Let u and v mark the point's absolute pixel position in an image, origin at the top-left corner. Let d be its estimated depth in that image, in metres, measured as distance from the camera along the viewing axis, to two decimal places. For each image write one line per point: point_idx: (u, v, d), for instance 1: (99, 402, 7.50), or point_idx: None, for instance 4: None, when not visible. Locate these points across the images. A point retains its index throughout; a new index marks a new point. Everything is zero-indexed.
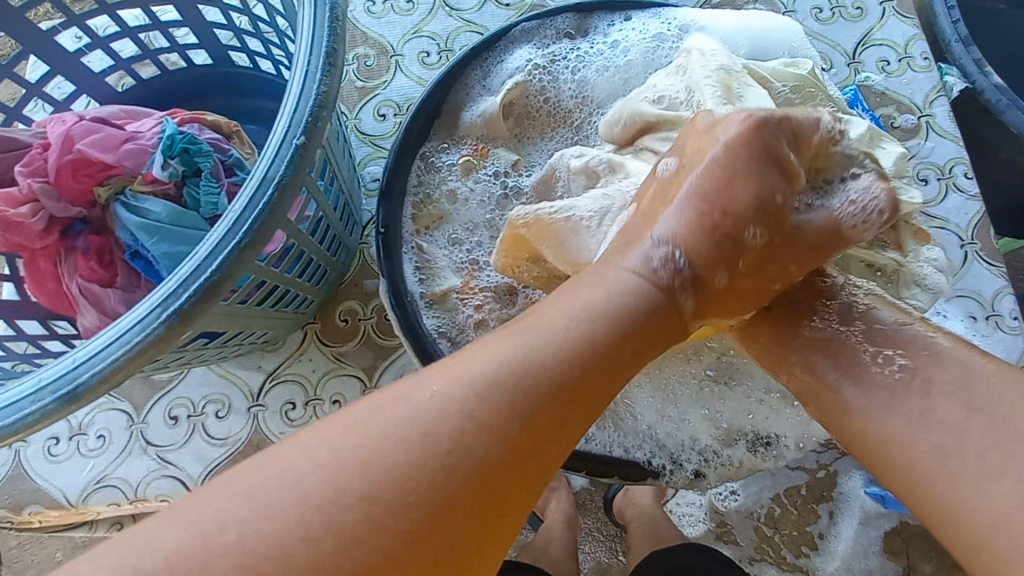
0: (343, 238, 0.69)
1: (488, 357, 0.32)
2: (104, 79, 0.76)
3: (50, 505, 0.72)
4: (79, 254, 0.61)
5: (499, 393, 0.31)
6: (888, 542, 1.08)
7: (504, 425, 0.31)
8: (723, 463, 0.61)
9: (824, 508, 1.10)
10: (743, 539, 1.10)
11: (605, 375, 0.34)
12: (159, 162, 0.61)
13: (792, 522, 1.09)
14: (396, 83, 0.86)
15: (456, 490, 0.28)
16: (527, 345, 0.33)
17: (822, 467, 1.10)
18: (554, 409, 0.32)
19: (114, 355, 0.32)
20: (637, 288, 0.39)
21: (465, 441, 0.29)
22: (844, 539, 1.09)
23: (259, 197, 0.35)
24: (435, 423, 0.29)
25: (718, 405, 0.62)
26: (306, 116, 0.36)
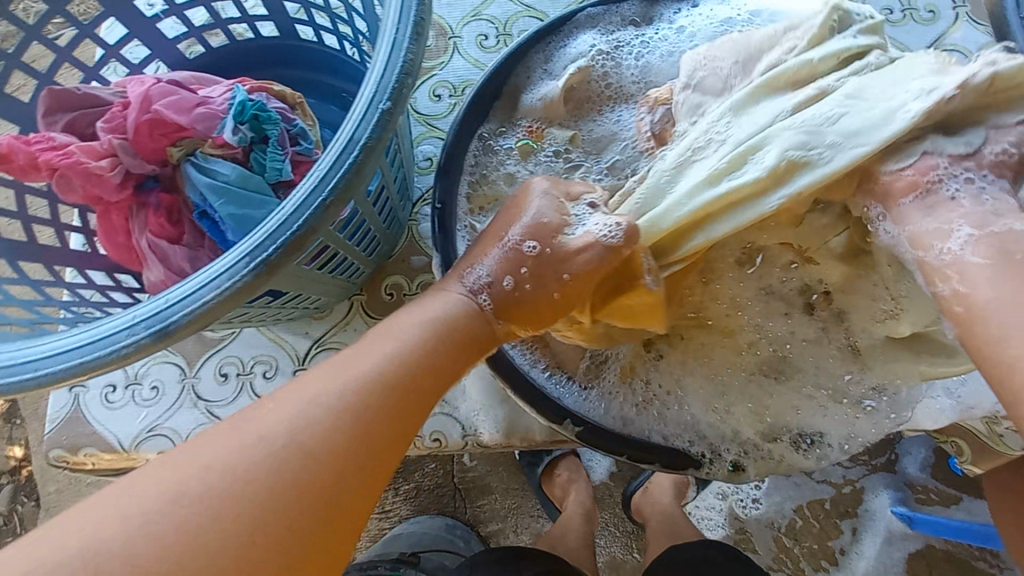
0: (397, 212, 0.70)
1: (299, 401, 0.38)
2: (177, 45, 0.79)
3: (104, 449, 0.75)
4: (151, 211, 0.64)
5: (341, 431, 0.38)
6: (912, 564, 1.06)
7: (361, 454, 0.38)
8: (764, 457, 0.61)
9: (847, 524, 1.08)
10: (763, 548, 1.09)
11: (403, 413, 0.41)
12: (230, 127, 0.63)
13: (814, 535, 1.08)
14: (453, 64, 0.87)
15: (295, 512, 0.34)
16: (333, 393, 0.39)
17: (848, 483, 1.08)
18: (370, 442, 0.39)
19: (205, 298, 0.34)
20: (461, 317, 0.49)
21: (320, 474, 0.36)
22: (867, 557, 1.07)
23: (345, 157, 0.36)
24: (293, 450, 0.36)
25: (765, 401, 0.61)
26: (393, 82, 0.38)
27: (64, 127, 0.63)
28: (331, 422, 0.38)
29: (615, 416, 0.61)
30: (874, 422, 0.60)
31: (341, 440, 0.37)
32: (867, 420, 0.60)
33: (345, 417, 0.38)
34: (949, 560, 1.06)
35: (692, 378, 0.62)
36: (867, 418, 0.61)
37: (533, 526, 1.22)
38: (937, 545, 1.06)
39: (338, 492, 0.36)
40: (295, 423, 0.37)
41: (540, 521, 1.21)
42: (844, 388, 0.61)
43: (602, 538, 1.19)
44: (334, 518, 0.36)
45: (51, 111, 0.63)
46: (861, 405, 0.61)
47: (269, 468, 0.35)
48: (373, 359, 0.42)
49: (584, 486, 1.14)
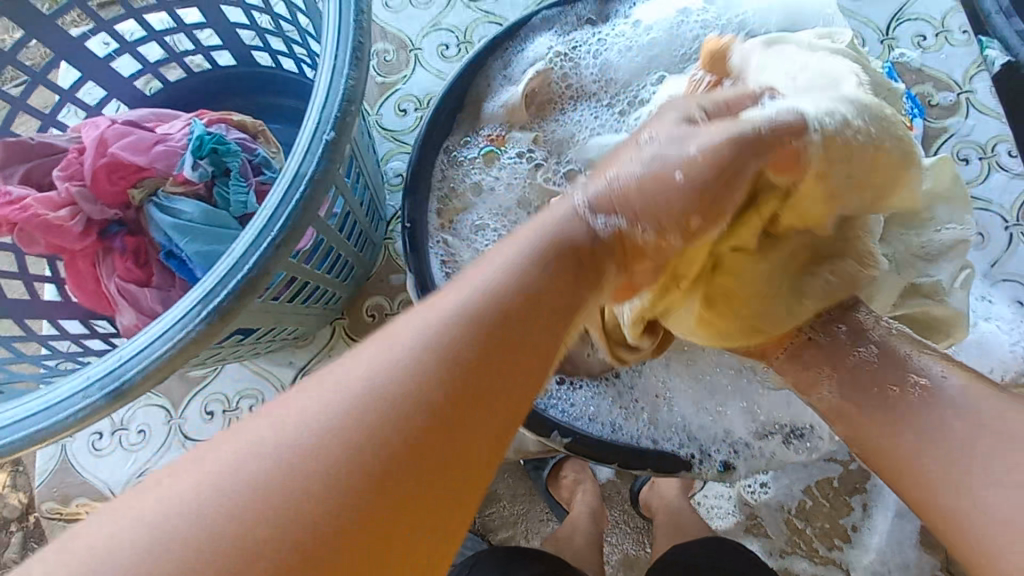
0: (369, 233, 0.69)
1: (401, 340, 0.28)
2: (133, 83, 0.78)
3: (96, 498, 0.74)
4: (117, 255, 0.63)
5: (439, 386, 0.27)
6: (925, 535, 1.05)
7: (444, 406, 0.26)
8: (755, 454, 0.60)
9: (857, 500, 1.07)
10: (774, 531, 1.08)
11: (508, 361, 0.29)
12: (190, 163, 0.62)
13: (824, 515, 1.07)
14: (417, 77, 0.86)
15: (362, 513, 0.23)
16: (433, 329, 0.28)
17: (854, 459, 1.08)
18: (463, 402, 0.27)
19: (158, 352, 0.33)
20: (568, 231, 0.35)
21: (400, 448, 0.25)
22: (879, 533, 1.06)
23: (292, 193, 0.35)
24: (367, 404, 0.25)
25: (754, 398, 0.61)
26: (335, 112, 0.37)
27: (21, 178, 0.62)
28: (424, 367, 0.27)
29: (603, 423, 0.60)
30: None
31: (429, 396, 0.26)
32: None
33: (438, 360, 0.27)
34: None
35: (680, 381, 0.62)
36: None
37: (543, 531, 1.21)
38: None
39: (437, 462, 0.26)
40: (362, 384, 0.26)
41: (550, 524, 1.20)
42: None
43: (614, 535, 1.18)
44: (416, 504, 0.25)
45: (6, 164, 0.62)
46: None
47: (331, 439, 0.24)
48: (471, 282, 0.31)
49: (589, 486, 1.13)
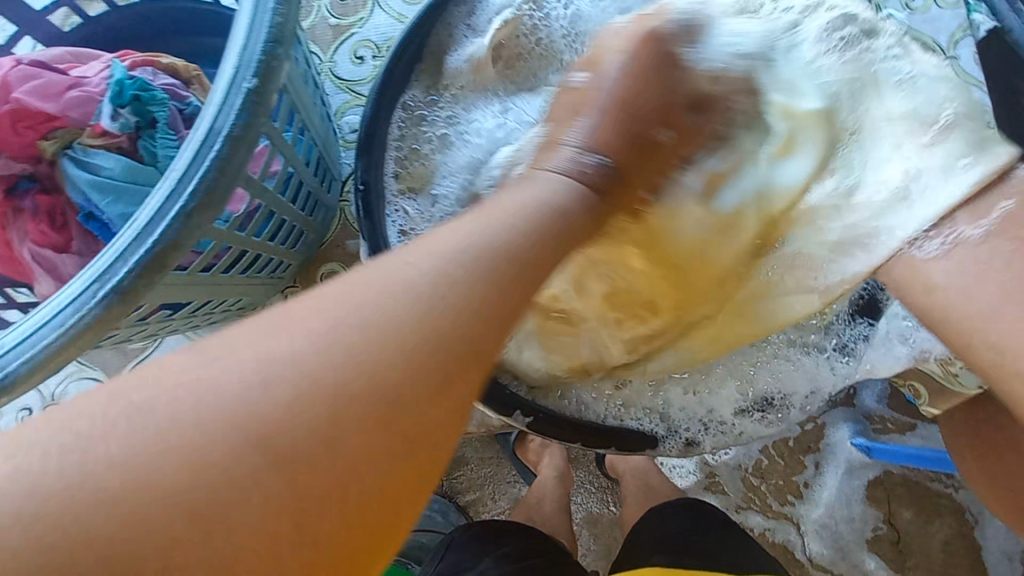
0: (320, 195, 0.64)
1: (328, 329, 0.26)
2: (47, 18, 0.68)
3: None
4: (28, 217, 0.56)
5: (350, 406, 0.25)
6: (871, 490, 1.10)
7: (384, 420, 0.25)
8: (724, 431, 0.59)
9: (812, 459, 1.10)
10: (732, 490, 1.11)
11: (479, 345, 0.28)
12: (109, 112, 0.55)
13: (779, 472, 1.10)
14: (375, 20, 0.78)
15: (349, 513, 0.25)
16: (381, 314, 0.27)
17: (810, 421, 1.10)
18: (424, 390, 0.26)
19: (49, 338, 0.29)
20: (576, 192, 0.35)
21: (422, 404, 0.26)
22: (830, 488, 1.10)
23: (206, 152, 0.30)
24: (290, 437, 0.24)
25: (743, 373, 0.59)
26: (257, 55, 0.31)
27: None
28: (388, 323, 0.26)
29: (571, 399, 0.57)
30: (835, 371, 0.59)
31: (443, 327, 0.27)
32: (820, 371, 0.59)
33: (451, 303, 0.28)
34: (906, 484, 1.09)
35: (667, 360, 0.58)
36: (829, 365, 0.59)
37: (513, 492, 1.18)
38: (894, 470, 1.09)
39: (434, 379, 0.27)
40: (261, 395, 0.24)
41: (518, 486, 1.18)
42: (802, 336, 0.60)
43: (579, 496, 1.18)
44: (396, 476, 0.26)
45: None
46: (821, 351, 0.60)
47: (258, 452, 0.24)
48: (457, 241, 0.30)
49: (557, 450, 1.13)
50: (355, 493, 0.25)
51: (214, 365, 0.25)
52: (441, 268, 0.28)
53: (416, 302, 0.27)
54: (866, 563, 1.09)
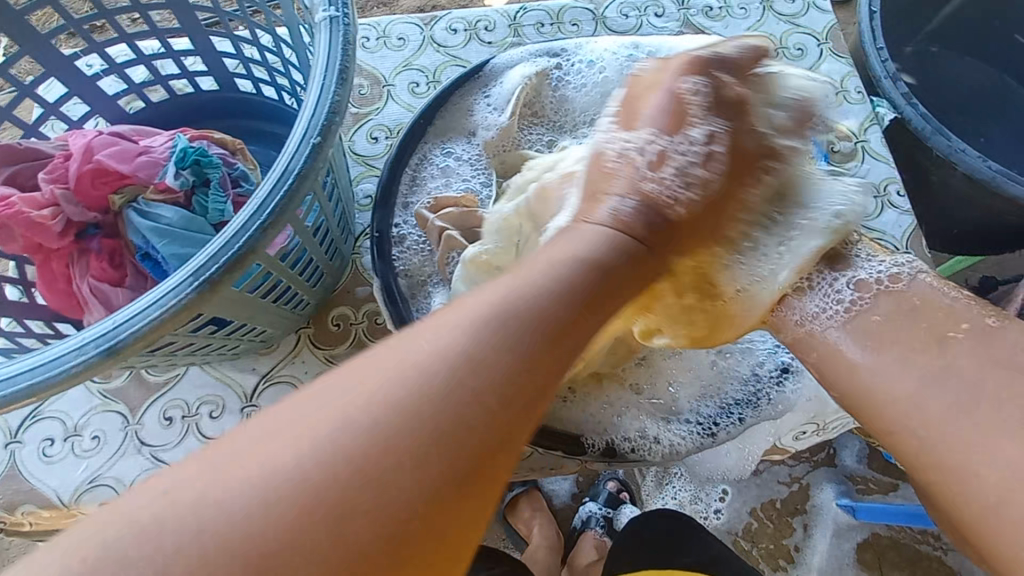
0: (339, 244, 0.76)
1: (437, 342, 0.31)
2: (117, 102, 0.82)
3: (42, 506, 0.73)
4: (92, 256, 0.65)
5: (428, 404, 0.29)
6: (861, 553, 1.13)
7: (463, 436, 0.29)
8: (657, 444, 0.65)
9: (799, 521, 1.14)
10: None
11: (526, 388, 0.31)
12: (172, 173, 0.67)
13: (769, 536, 1.13)
14: (388, 110, 0.94)
15: (437, 495, 0.27)
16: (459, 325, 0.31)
17: (795, 480, 1.15)
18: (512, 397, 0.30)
19: (152, 316, 0.38)
20: (605, 240, 0.40)
21: (461, 379, 0.30)
22: (819, 552, 1.13)
23: (282, 184, 0.41)
24: (379, 442, 0.27)
25: (666, 389, 0.67)
26: (322, 121, 0.43)
27: (4, 179, 0.64)
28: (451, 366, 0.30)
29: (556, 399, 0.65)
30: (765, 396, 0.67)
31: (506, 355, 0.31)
32: (756, 409, 0.66)
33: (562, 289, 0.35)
34: (893, 547, 1.13)
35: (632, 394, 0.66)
36: (743, 377, 0.67)
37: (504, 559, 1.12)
38: (882, 533, 1.13)
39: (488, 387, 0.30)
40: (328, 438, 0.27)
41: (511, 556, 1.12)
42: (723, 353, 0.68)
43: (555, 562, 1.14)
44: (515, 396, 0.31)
45: None
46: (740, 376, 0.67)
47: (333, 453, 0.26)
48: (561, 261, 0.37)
49: (549, 518, 1.09)
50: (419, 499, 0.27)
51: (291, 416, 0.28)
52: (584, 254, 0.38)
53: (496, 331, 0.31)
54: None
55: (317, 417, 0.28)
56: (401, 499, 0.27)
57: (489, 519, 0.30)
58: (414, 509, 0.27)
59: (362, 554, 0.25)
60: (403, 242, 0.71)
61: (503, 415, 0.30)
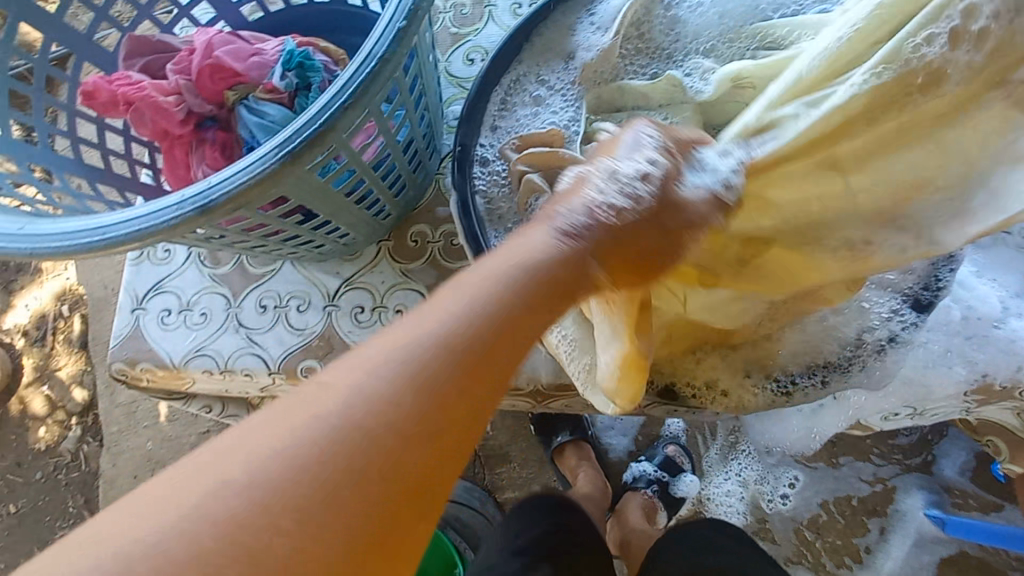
0: (424, 160, 0.77)
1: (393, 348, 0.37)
2: (239, 8, 0.87)
3: (157, 365, 0.85)
4: (207, 146, 0.71)
5: (388, 395, 0.35)
6: (943, 570, 1.04)
7: (419, 422, 0.35)
8: (726, 395, 0.65)
9: (874, 523, 1.07)
10: (782, 539, 1.08)
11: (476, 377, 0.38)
12: (279, 73, 0.70)
13: (837, 531, 1.07)
14: (487, 32, 0.92)
15: (385, 487, 0.33)
16: (415, 332, 0.38)
17: (878, 481, 1.07)
18: (459, 384, 0.37)
19: (241, 180, 0.40)
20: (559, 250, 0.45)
21: (413, 371, 0.36)
22: (893, 558, 1.05)
23: (365, 67, 0.41)
24: (339, 435, 0.33)
25: (756, 340, 0.64)
26: (409, 6, 0.42)
27: (141, 69, 0.71)
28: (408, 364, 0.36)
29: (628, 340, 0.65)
30: (866, 364, 0.62)
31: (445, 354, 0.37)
32: (845, 375, 0.62)
33: (506, 295, 0.41)
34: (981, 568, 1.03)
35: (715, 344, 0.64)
36: (856, 337, 0.62)
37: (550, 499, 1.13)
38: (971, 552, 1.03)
39: (433, 387, 0.36)
40: (297, 438, 0.33)
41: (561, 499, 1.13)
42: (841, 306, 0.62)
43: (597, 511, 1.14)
44: (460, 386, 0.37)
45: (130, 56, 0.72)
46: (846, 341, 0.63)
47: (307, 447, 0.32)
48: (516, 254, 0.44)
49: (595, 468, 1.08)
50: (373, 485, 0.33)
51: (279, 412, 0.34)
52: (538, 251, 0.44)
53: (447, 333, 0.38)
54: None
55: (312, 412, 0.34)
56: (358, 477, 0.33)
57: (447, 495, 0.36)
58: (374, 495, 0.33)
59: (327, 531, 0.31)
60: (485, 165, 0.70)
61: (477, 384, 0.38)
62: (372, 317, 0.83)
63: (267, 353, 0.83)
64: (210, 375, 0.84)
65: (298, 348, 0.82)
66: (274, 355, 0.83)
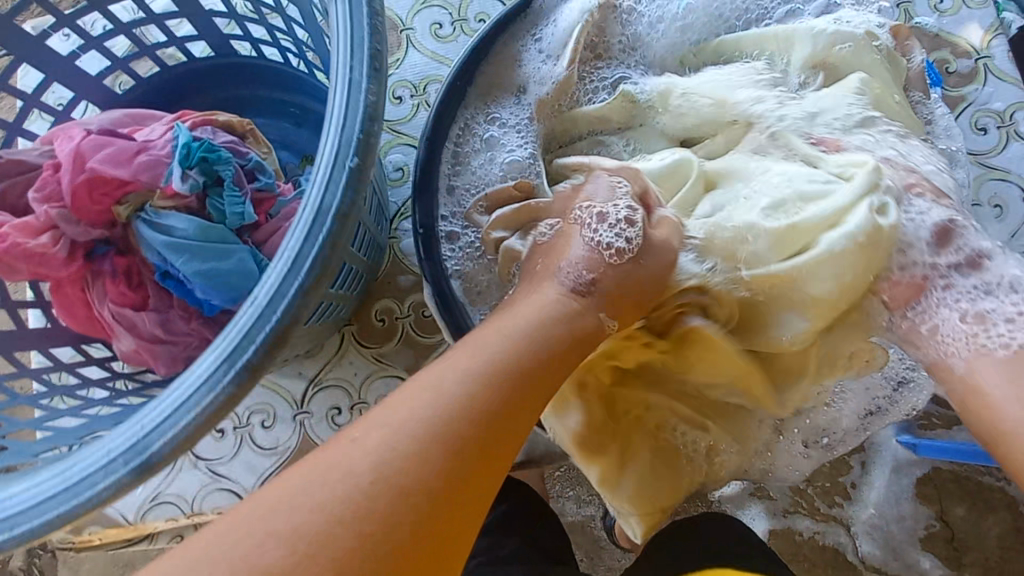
0: (375, 236, 0.66)
1: (407, 414, 0.32)
2: (102, 82, 0.70)
3: (108, 526, 0.72)
4: (107, 279, 0.58)
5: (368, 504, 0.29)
6: (922, 486, 0.87)
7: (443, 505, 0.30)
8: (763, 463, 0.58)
9: (856, 457, 0.88)
10: (778, 492, 0.88)
11: (504, 435, 0.34)
12: (178, 174, 0.57)
13: (824, 474, 0.88)
14: (411, 60, 0.80)
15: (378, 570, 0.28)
16: (443, 387, 0.34)
17: None
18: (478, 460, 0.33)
19: (185, 418, 0.30)
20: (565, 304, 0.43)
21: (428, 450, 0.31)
22: (877, 488, 0.87)
23: (317, 230, 0.31)
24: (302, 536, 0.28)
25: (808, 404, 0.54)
26: (357, 134, 0.32)
27: None
28: (417, 431, 0.32)
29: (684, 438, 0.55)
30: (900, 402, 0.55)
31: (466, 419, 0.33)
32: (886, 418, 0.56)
33: (482, 373, 0.36)
34: None
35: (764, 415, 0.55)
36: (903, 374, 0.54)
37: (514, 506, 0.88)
38: (945, 466, 0.87)
39: (444, 462, 0.31)
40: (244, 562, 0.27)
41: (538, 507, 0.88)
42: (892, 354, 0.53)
43: (570, 492, 0.82)
44: (477, 467, 0.32)
45: None
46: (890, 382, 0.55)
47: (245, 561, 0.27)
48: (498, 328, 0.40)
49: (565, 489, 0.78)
50: None
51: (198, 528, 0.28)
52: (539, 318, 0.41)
53: (457, 398, 0.34)
54: (923, 564, 0.86)
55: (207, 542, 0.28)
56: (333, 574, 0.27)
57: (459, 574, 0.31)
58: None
59: None
60: (454, 239, 0.61)
61: (489, 460, 0.33)
62: (351, 417, 0.73)
63: (240, 484, 0.72)
64: (176, 522, 0.72)
65: (275, 470, 0.72)
66: (249, 484, 0.72)
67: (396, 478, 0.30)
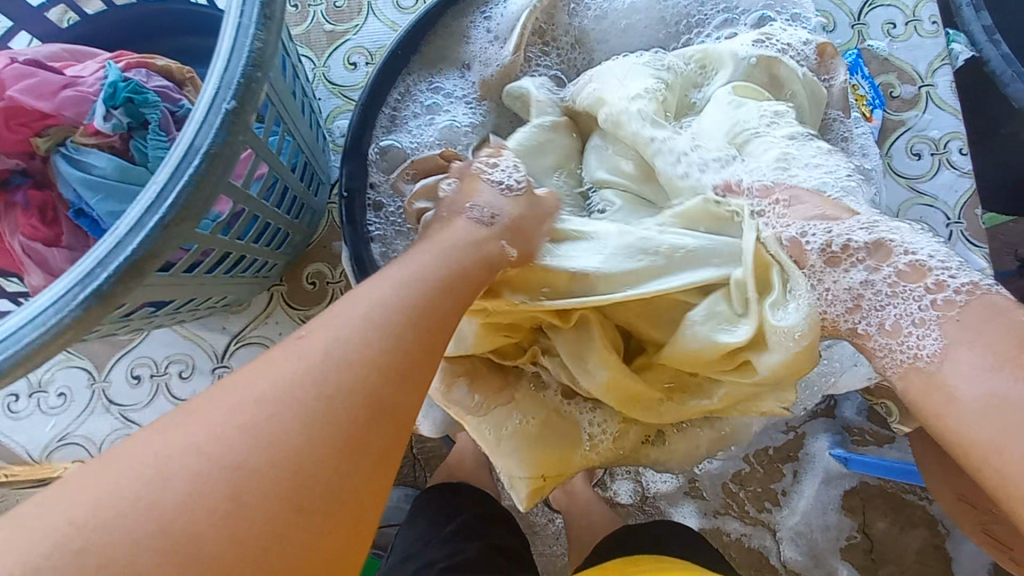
0: (308, 200, 0.66)
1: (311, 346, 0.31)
2: (45, 15, 0.69)
3: (12, 462, 0.72)
4: (19, 210, 0.57)
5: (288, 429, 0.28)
6: (848, 499, 0.90)
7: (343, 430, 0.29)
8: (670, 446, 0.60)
9: (790, 467, 0.91)
10: (711, 493, 0.90)
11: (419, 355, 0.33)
12: (102, 112, 0.56)
13: (758, 480, 0.90)
14: (369, 27, 0.79)
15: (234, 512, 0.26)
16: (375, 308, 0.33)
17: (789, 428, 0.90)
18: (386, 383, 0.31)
19: (28, 337, 0.31)
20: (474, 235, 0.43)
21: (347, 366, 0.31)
22: (807, 497, 0.90)
23: (185, 166, 0.32)
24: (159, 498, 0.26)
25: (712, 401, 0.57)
26: (238, 77, 0.33)
27: None
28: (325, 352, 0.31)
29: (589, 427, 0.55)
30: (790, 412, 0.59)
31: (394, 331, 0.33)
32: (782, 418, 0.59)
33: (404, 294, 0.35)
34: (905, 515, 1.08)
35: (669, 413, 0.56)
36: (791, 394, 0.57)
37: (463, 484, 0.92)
38: (871, 481, 0.89)
39: (363, 384, 0.31)
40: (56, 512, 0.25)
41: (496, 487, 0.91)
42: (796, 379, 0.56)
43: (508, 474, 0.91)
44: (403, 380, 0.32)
45: None
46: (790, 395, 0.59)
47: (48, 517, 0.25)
48: (412, 266, 0.38)
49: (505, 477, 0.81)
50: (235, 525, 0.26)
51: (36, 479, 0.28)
52: (465, 242, 0.42)
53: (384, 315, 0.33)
54: (840, 571, 0.89)
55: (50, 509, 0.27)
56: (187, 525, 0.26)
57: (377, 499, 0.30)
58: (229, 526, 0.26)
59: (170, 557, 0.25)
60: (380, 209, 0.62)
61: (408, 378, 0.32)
62: None
63: None
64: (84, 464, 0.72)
65: None
66: None
67: (283, 410, 0.29)
